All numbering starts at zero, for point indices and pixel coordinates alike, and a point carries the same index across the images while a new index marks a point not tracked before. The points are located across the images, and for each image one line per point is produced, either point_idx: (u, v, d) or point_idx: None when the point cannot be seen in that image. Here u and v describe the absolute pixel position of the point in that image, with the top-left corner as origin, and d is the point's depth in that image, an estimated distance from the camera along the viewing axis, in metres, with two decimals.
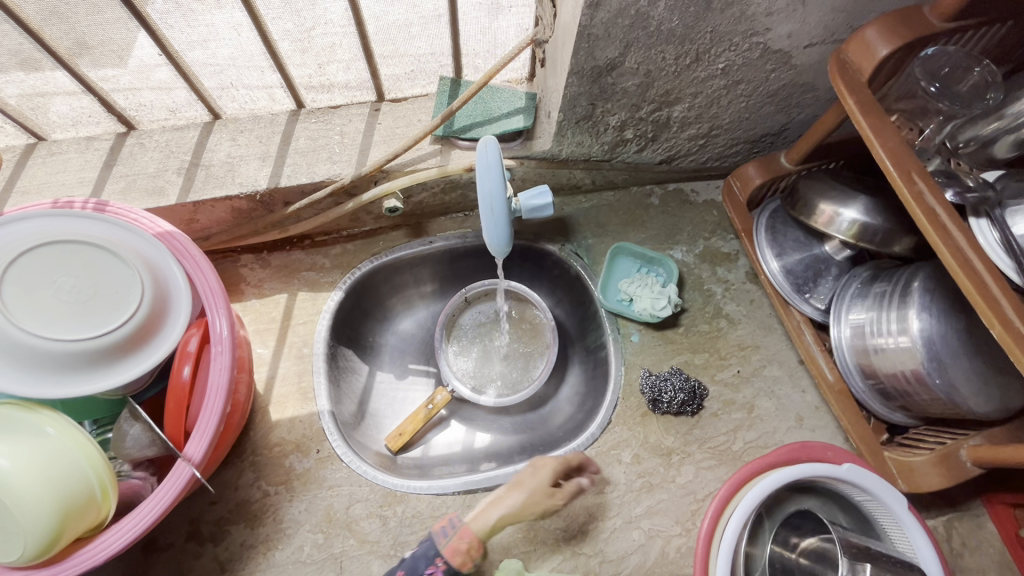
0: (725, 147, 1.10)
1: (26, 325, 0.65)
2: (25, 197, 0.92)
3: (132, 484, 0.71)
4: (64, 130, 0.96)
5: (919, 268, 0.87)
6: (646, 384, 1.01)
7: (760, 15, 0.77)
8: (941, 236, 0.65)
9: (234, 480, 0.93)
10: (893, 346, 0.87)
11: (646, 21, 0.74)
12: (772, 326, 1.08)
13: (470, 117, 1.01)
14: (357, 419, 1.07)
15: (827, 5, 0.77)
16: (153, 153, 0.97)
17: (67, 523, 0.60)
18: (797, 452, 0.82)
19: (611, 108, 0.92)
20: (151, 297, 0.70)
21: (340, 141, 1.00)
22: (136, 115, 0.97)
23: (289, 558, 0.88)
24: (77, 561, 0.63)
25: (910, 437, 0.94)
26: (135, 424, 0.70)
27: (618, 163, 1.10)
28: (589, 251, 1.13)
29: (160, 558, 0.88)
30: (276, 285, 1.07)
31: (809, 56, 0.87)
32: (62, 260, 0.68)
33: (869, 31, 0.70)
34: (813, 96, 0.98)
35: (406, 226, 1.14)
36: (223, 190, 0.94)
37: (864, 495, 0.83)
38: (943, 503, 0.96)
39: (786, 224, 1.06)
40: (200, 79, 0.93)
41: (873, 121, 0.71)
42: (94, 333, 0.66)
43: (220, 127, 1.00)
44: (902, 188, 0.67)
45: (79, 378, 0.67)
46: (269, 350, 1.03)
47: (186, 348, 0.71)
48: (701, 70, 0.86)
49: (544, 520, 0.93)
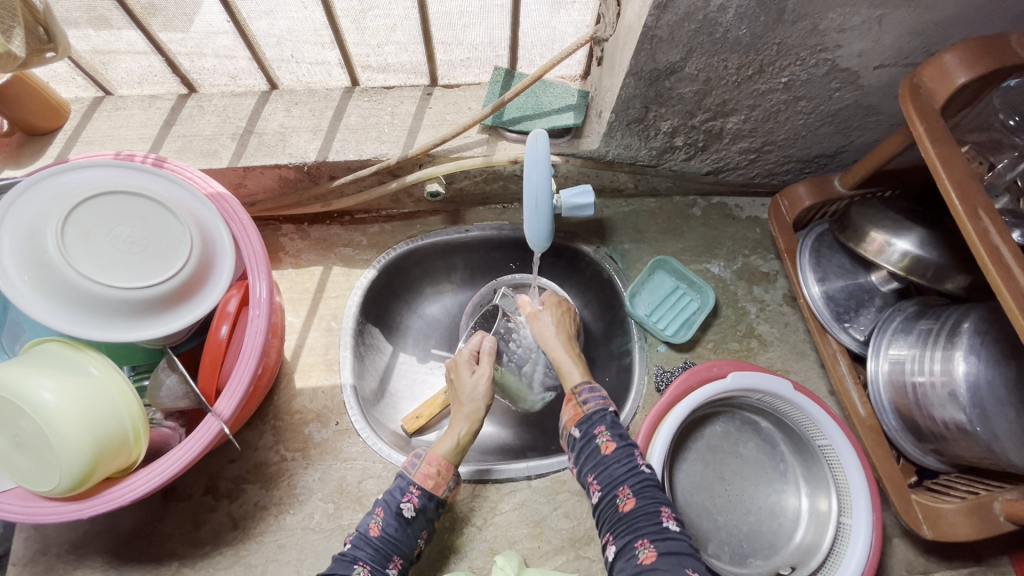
0: (777, 164, 1.07)
1: (81, 269, 0.67)
2: (88, 147, 0.95)
3: (163, 432, 0.75)
4: (130, 87, 1.01)
5: (971, 309, 0.83)
6: (660, 379, 1.02)
7: (833, 30, 0.74)
8: (1003, 276, 0.61)
9: (255, 441, 0.95)
10: (933, 386, 0.84)
11: (713, 27, 0.72)
12: (805, 352, 1.05)
13: (520, 109, 1.00)
14: (377, 397, 1.08)
15: (906, 26, 0.74)
16: (210, 117, 0.99)
17: (100, 462, 0.63)
18: (689, 380, 0.89)
19: (664, 114, 0.90)
20: (197, 255, 0.73)
21: (390, 121, 1.01)
22: (198, 79, 1.00)
23: (299, 523, 0.90)
24: (105, 499, 0.66)
25: (939, 483, 0.90)
26: (171, 375, 0.74)
27: (664, 170, 1.08)
28: (624, 256, 1.12)
29: (177, 508, 0.90)
30: (313, 257, 1.09)
31: (878, 78, 0.84)
32: (121, 209, 0.71)
33: (948, 57, 0.68)
34: (877, 120, 0.94)
35: (444, 212, 1.15)
36: (273, 159, 0.96)
37: (775, 399, 0.93)
38: (967, 556, 0.92)
39: (832, 249, 1.03)
40: (264, 52, 0.96)
41: (942, 149, 0.68)
42: (143, 283, 0.69)
43: (276, 98, 1.01)
44: (966, 223, 0.64)
45: (125, 325, 0.70)
46: (299, 319, 1.05)
47: (226, 308, 0.74)
48: (763, 83, 0.84)
49: (551, 519, 0.93)
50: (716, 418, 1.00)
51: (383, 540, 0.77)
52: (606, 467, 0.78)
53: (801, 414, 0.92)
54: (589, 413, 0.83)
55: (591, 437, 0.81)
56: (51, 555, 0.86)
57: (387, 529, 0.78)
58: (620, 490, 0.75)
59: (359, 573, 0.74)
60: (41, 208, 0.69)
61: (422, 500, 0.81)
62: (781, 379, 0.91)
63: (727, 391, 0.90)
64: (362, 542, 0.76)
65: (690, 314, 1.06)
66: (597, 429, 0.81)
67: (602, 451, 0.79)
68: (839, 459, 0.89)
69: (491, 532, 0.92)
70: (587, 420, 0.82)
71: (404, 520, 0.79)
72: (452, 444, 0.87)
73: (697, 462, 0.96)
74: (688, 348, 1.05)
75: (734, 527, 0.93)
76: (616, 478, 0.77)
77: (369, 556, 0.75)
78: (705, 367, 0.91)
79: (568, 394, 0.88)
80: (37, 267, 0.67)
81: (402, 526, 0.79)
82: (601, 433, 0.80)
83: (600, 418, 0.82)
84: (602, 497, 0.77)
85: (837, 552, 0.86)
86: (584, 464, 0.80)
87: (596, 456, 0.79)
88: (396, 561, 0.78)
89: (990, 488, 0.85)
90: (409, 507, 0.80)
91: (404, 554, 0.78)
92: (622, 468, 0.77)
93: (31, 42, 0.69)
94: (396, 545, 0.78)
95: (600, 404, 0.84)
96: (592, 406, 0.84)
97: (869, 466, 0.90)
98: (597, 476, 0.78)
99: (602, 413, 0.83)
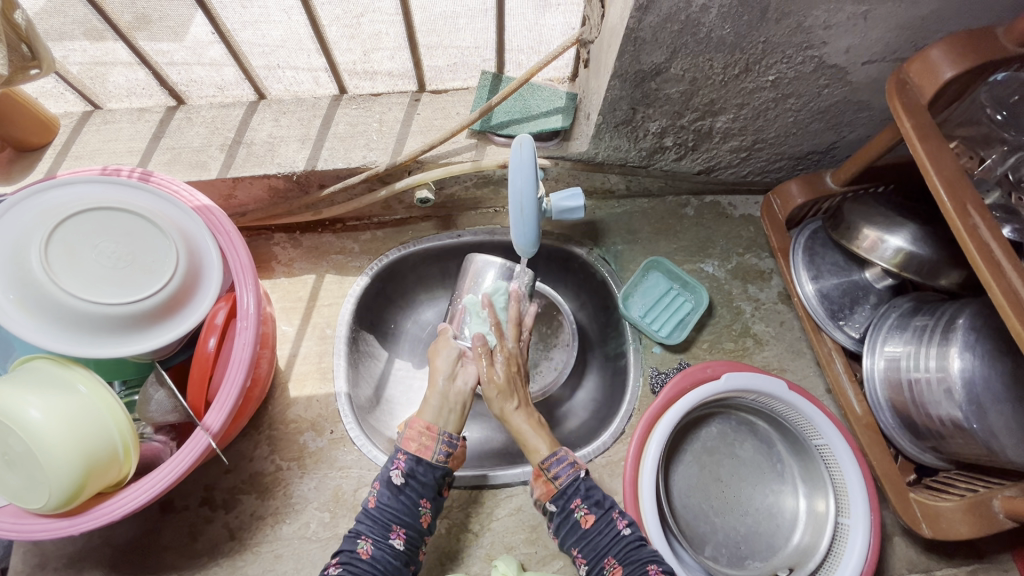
0: (769, 161, 1.06)
1: (66, 285, 0.67)
2: (77, 161, 0.95)
3: (153, 446, 0.76)
4: (118, 101, 1.01)
5: (966, 304, 0.82)
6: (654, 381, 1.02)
7: (818, 28, 0.73)
8: (993, 273, 0.61)
9: (250, 451, 0.95)
10: (930, 383, 0.83)
11: (696, 27, 0.72)
12: (800, 350, 1.05)
13: (508, 113, 1.00)
14: (373, 404, 1.08)
15: (891, 22, 0.73)
16: (199, 128, 0.99)
17: (89, 478, 0.63)
18: (682, 382, 0.88)
19: (652, 115, 0.90)
20: (184, 269, 0.73)
21: (378, 128, 1.01)
22: (186, 90, 1.00)
23: (295, 533, 0.90)
24: (95, 515, 0.66)
25: (938, 480, 0.90)
26: (160, 389, 0.74)
27: (654, 171, 1.07)
28: (617, 257, 1.11)
29: (173, 520, 0.90)
30: (306, 265, 1.09)
31: (866, 74, 0.83)
32: (106, 224, 0.71)
33: (934, 52, 0.67)
34: (867, 116, 0.94)
35: (436, 218, 1.15)
36: (262, 169, 0.96)
37: (765, 400, 0.92)
38: (968, 553, 0.92)
39: (825, 246, 1.02)
40: (250, 62, 0.96)
41: (930, 145, 0.67)
42: (129, 298, 0.69)
43: (264, 107, 1.02)
44: (956, 220, 0.64)
45: (113, 341, 0.70)
46: (293, 328, 1.05)
47: (214, 321, 0.74)
48: (750, 81, 0.83)
49: (548, 523, 0.93)
50: (711, 419, 0.99)
51: (379, 510, 0.78)
52: (588, 541, 0.76)
53: (798, 415, 0.91)
54: (561, 487, 0.80)
55: (569, 510, 0.79)
56: (49, 569, 0.86)
57: (382, 500, 0.78)
58: (606, 561, 0.75)
59: (363, 547, 0.75)
60: (26, 225, 0.70)
61: (409, 465, 0.80)
62: (774, 380, 0.90)
63: (722, 393, 0.89)
64: (363, 517, 0.78)
65: (683, 317, 1.05)
66: (573, 502, 0.78)
67: (581, 525, 0.77)
68: (835, 457, 0.88)
69: (488, 538, 0.92)
70: (560, 494, 0.80)
71: (395, 488, 0.79)
72: (435, 406, 0.85)
73: (693, 464, 0.96)
74: (683, 348, 1.05)
75: (731, 529, 0.92)
76: (600, 550, 0.76)
77: (370, 529, 0.77)
78: (699, 368, 0.90)
79: (536, 469, 0.83)
80: (22, 284, 0.67)
81: (396, 495, 0.78)
82: (578, 505, 0.78)
83: (573, 489, 0.79)
84: (591, 570, 0.76)
85: (835, 552, 0.85)
86: (566, 538, 0.79)
87: (577, 530, 0.77)
88: (398, 530, 0.77)
89: (989, 484, 0.84)
90: (398, 474, 0.80)
91: (407, 524, 0.78)
92: (604, 539, 0.76)
93: (14, 59, 0.69)
94: (393, 514, 0.77)
95: (572, 474, 0.80)
96: (563, 479, 0.80)
97: (866, 464, 0.89)
98: (581, 552, 0.77)
99: (575, 484, 0.80)
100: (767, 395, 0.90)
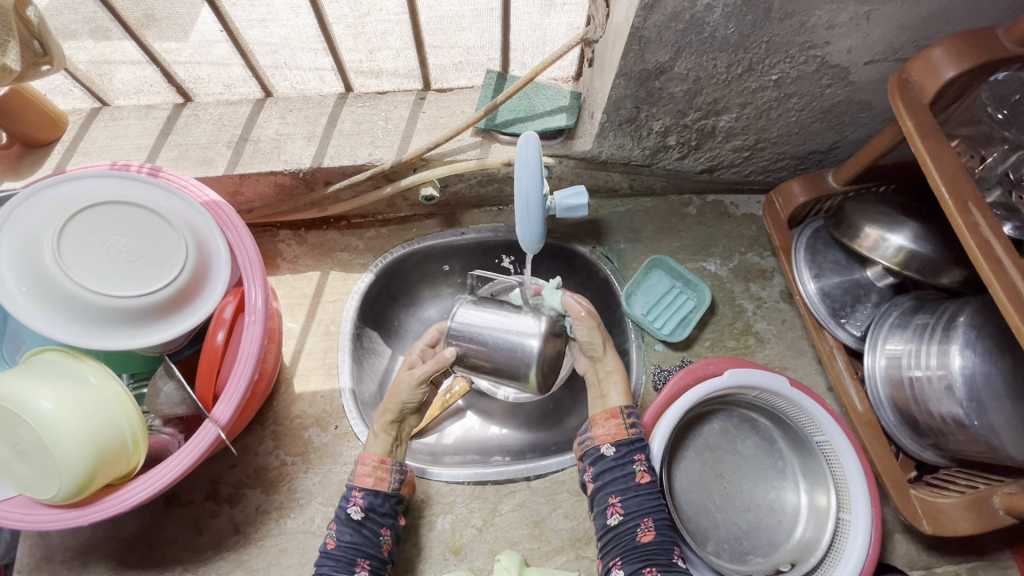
0: (771, 161, 1.07)
1: (77, 278, 0.68)
2: (86, 157, 0.96)
3: (161, 439, 0.77)
4: (126, 97, 1.02)
5: (967, 302, 0.83)
6: (656, 377, 1.02)
7: (821, 28, 0.74)
8: (994, 270, 0.61)
9: (255, 446, 0.96)
10: (930, 380, 0.83)
11: (701, 27, 0.73)
12: (802, 349, 1.06)
13: (513, 112, 1.01)
14: (377, 400, 1.08)
15: (893, 21, 0.74)
16: (206, 126, 1.00)
17: (99, 470, 0.63)
18: (685, 379, 0.89)
19: (656, 113, 0.90)
20: (193, 263, 0.74)
21: (384, 126, 1.01)
22: (194, 88, 1.01)
23: (300, 528, 0.91)
24: (105, 505, 0.66)
25: (939, 477, 0.90)
26: (168, 382, 0.76)
27: (657, 170, 1.08)
28: (620, 256, 1.12)
29: (179, 513, 0.90)
30: (311, 262, 1.10)
31: (868, 74, 0.84)
32: (117, 218, 0.72)
33: (936, 52, 0.68)
34: (869, 115, 0.94)
35: (440, 216, 1.16)
36: (268, 165, 0.97)
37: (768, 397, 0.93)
38: (968, 551, 0.92)
39: (827, 244, 1.03)
40: (257, 60, 0.96)
41: (930, 143, 0.68)
42: (139, 291, 0.70)
43: (271, 105, 1.03)
44: (957, 217, 0.64)
45: (122, 333, 0.71)
46: (298, 324, 1.05)
47: (222, 315, 0.75)
48: (754, 81, 0.84)
49: (551, 519, 0.94)
50: (713, 416, 1.00)
51: (341, 548, 0.80)
52: (635, 496, 0.81)
53: (800, 412, 0.92)
54: (632, 438, 0.85)
55: (629, 461, 0.83)
56: (55, 562, 0.86)
57: (342, 538, 0.80)
58: (644, 520, 0.80)
59: None
60: (37, 219, 0.70)
61: (367, 500, 0.83)
62: (776, 377, 0.90)
63: (725, 390, 0.89)
64: (324, 558, 0.79)
65: (686, 315, 1.06)
66: (636, 455, 0.83)
67: (637, 478, 0.82)
68: (837, 454, 0.89)
69: (491, 533, 0.92)
70: (628, 443, 0.85)
71: (356, 524, 0.81)
72: (384, 439, 0.90)
73: (696, 460, 0.96)
74: (685, 347, 1.06)
75: (733, 524, 0.93)
76: (642, 508, 0.80)
77: (333, 568, 0.78)
78: (702, 365, 0.90)
79: (611, 411, 0.88)
80: (34, 277, 0.68)
81: (357, 530, 0.81)
82: (640, 459, 0.83)
83: (640, 445, 0.85)
84: (623, 522, 0.80)
85: (837, 548, 0.86)
86: (611, 482, 0.83)
87: (630, 481, 0.82)
88: (363, 563, 0.79)
89: (989, 481, 0.85)
90: (357, 510, 0.82)
91: (371, 554, 0.80)
92: (650, 499, 0.81)
93: (27, 56, 0.70)
94: (358, 548, 0.80)
95: (642, 432, 0.87)
96: (635, 432, 0.86)
97: (868, 461, 0.89)
98: (623, 501, 0.81)
99: (643, 441, 0.85)
100: (770, 393, 0.91)
